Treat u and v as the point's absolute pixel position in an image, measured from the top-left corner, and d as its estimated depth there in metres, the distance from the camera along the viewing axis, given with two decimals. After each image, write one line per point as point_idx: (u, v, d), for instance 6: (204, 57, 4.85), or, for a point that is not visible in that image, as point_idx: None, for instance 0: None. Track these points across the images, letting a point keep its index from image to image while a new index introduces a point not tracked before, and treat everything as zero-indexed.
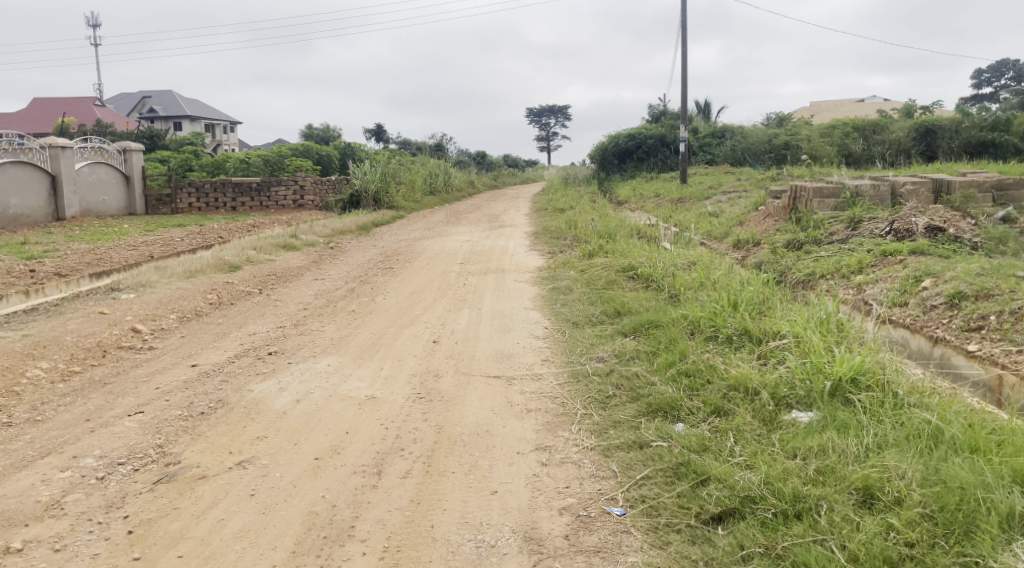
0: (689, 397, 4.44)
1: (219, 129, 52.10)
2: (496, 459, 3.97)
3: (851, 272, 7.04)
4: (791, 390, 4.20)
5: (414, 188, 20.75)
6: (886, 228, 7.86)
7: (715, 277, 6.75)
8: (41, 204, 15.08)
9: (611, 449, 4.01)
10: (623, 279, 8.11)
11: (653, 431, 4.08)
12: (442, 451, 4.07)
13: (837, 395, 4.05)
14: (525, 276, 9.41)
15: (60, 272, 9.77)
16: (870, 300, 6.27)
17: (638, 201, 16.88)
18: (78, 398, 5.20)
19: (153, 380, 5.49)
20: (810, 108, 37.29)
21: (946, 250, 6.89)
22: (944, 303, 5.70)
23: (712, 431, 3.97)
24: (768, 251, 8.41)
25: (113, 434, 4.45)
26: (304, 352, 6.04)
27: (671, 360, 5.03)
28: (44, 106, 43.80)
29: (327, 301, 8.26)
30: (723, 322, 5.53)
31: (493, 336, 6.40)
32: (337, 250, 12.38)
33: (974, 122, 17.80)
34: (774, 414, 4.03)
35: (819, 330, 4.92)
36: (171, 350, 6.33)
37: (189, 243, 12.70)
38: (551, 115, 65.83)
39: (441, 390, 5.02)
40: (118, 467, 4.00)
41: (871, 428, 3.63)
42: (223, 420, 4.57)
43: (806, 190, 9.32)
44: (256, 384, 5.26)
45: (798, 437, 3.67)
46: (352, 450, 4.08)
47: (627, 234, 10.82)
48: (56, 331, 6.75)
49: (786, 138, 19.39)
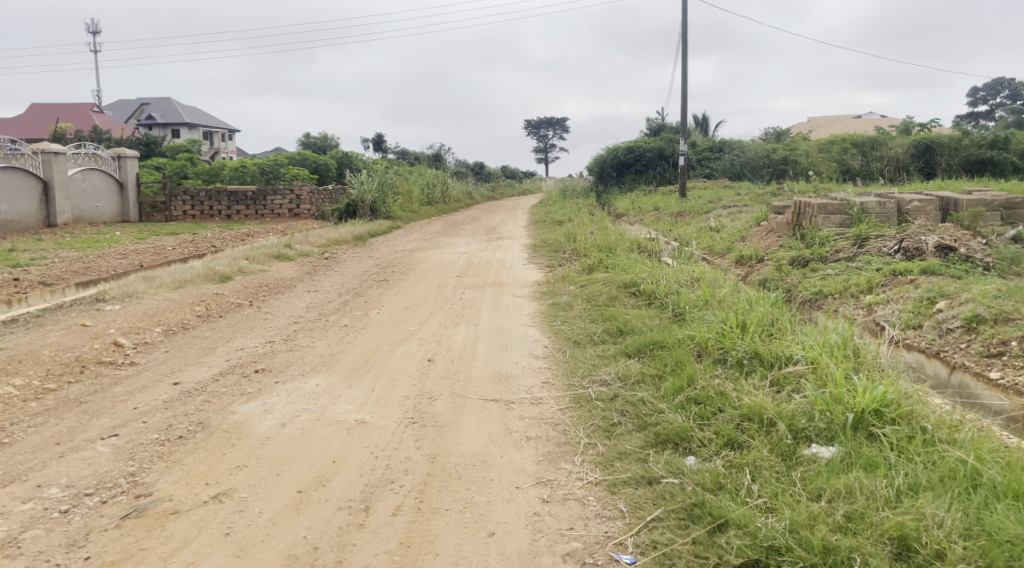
0: (700, 427, 4.15)
1: (217, 137, 52.02)
2: (494, 495, 3.68)
3: (861, 292, 6.77)
4: (810, 421, 3.90)
5: (410, 198, 20.51)
6: (895, 245, 7.62)
7: (721, 297, 6.48)
8: (32, 210, 14.76)
9: (618, 485, 3.72)
10: (624, 296, 7.82)
11: (662, 466, 3.80)
12: (435, 485, 3.78)
13: (860, 429, 3.77)
14: (523, 290, 9.15)
15: (45, 281, 9.46)
16: (882, 322, 6.01)
17: (637, 214, 16.68)
18: (50, 418, 4.89)
19: (132, 399, 5.18)
20: (807, 124, 37.21)
21: (959, 270, 6.65)
22: (962, 327, 5.44)
23: (726, 467, 3.69)
24: (773, 268, 8.17)
25: (83, 460, 4.15)
26: (292, 371, 5.75)
27: (679, 386, 4.73)
28: (40, 111, 43.61)
29: (319, 315, 7.97)
30: (732, 344, 5.25)
31: (490, 355, 6.12)
32: (331, 261, 12.08)
33: (974, 140, 17.60)
34: (793, 448, 3.74)
35: (835, 356, 4.66)
36: (153, 367, 6.03)
37: (180, 252, 12.38)
38: (548, 127, 65.81)
39: (436, 414, 4.73)
40: (84, 498, 3.71)
41: (901, 467, 3.37)
42: (202, 446, 4.27)
43: (810, 205, 9.02)
44: (239, 405, 4.96)
45: (821, 476, 3.41)
46: (337, 482, 3.80)
47: (628, 248, 10.56)
48: (34, 345, 6.44)
49: (785, 153, 19.23)
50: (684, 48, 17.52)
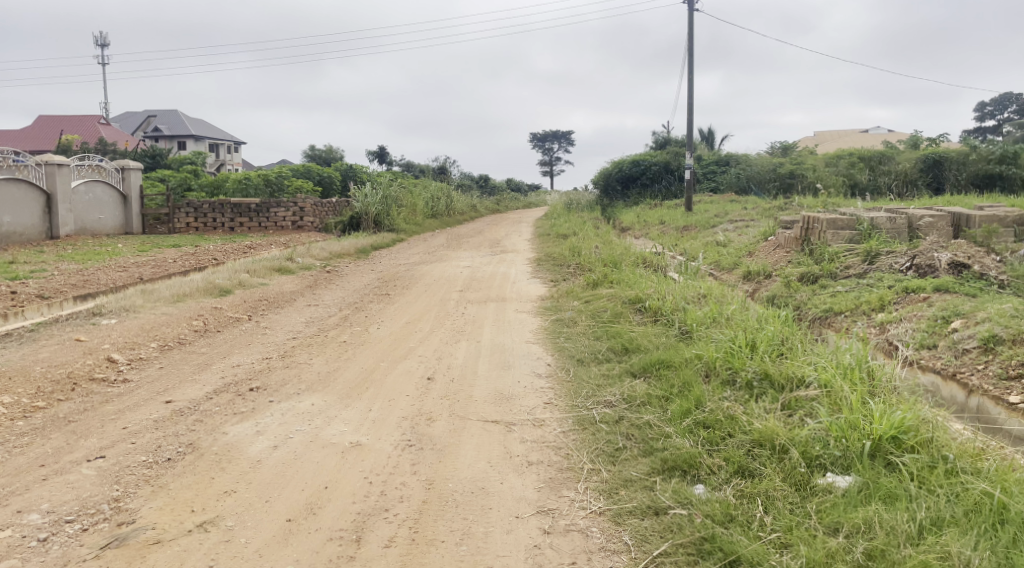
0: (709, 453, 3.97)
1: (224, 149, 52.15)
2: (493, 524, 3.52)
3: (873, 310, 6.59)
4: (825, 449, 3.73)
5: (415, 211, 20.40)
6: (907, 262, 7.44)
7: (729, 315, 6.31)
8: (35, 222, 14.67)
9: (623, 515, 3.56)
10: (630, 312, 7.62)
11: (670, 495, 3.63)
12: (431, 513, 3.62)
13: (877, 457, 3.60)
14: (527, 305, 8.99)
15: (43, 294, 9.33)
16: (895, 341, 5.82)
17: (642, 228, 16.55)
18: (37, 438, 4.73)
19: (122, 419, 5.02)
20: (814, 138, 37.12)
21: (973, 288, 6.46)
22: (979, 348, 5.25)
23: (737, 497, 3.54)
24: (781, 284, 8.02)
25: (66, 483, 3.99)
26: (288, 389, 5.57)
27: (687, 408, 4.55)
28: (47, 123, 43.76)
29: (318, 330, 7.81)
30: (741, 365, 5.06)
31: (492, 373, 5.95)
32: (334, 274, 11.96)
33: (982, 155, 17.28)
34: (806, 477, 3.58)
35: (849, 379, 4.48)
36: (146, 384, 5.87)
37: (180, 265, 12.26)
38: (553, 141, 65.89)
39: (434, 437, 4.55)
40: (64, 526, 3.56)
41: (922, 500, 3.24)
42: (190, 469, 4.10)
43: (819, 221, 8.87)
44: (231, 425, 4.80)
45: (838, 510, 3.28)
46: (330, 510, 3.65)
47: (633, 263, 10.39)
48: (25, 361, 6.29)
49: (791, 167, 19.05)
50: (689, 62, 17.43)
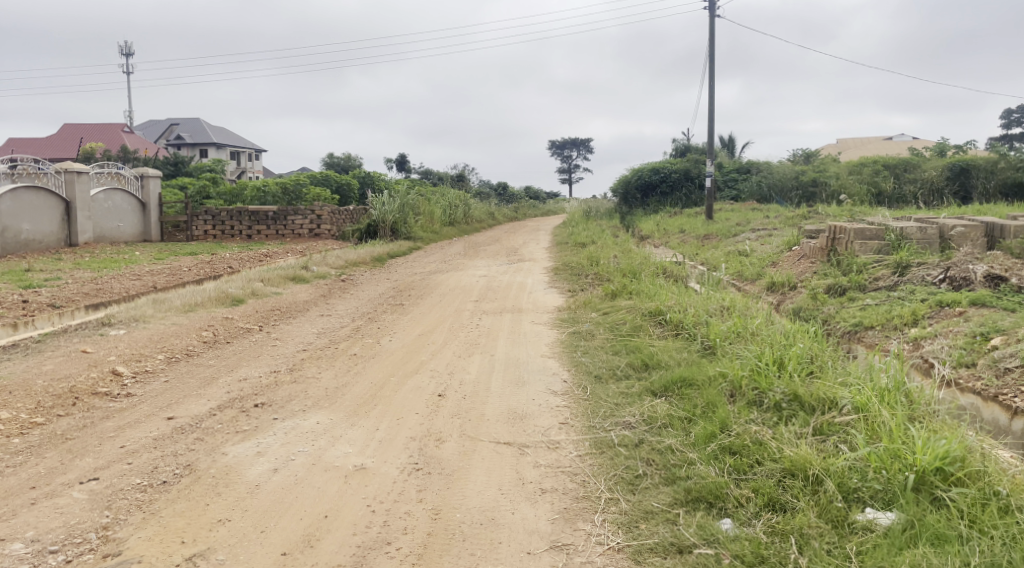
0: (736, 483, 3.69)
1: (245, 157, 52.50)
2: (501, 562, 3.28)
3: (905, 324, 6.25)
4: (864, 481, 3.45)
5: (432, 219, 20.20)
6: (940, 275, 7.07)
7: (755, 330, 6.00)
8: (53, 229, 14.63)
9: (643, 553, 3.31)
10: (650, 325, 7.31)
11: (694, 530, 3.38)
12: (437, 547, 3.39)
13: (922, 491, 3.31)
14: (544, 316, 8.74)
15: (54, 303, 9.21)
16: (931, 359, 5.48)
17: (661, 237, 16.23)
18: (31, 457, 4.54)
19: (121, 437, 4.82)
20: (837, 145, 36.69)
21: (1012, 301, 6.10)
22: (1021, 367, 4.90)
23: (768, 534, 3.28)
24: (808, 296, 7.70)
25: (55, 508, 3.79)
26: (293, 406, 5.35)
27: (711, 432, 4.26)
28: (70, 131, 44.22)
29: (329, 342, 7.60)
30: (769, 385, 4.76)
31: (505, 390, 5.69)
32: (348, 283, 11.76)
33: (1010, 163, 16.88)
34: (844, 512, 3.32)
35: (886, 402, 4.17)
36: (149, 399, 5.67)
37: (195, 274, 12.14)
38: (573, 149, 65.63)
39: (443, 460, 4.31)
40: (47, 557, 3.37)
41: (975, 544, 2.99)
42: (185, 495, 3.88)
43: (846, 231, 8.53)
44: (231, 445, 4.58)
45: (880, 552, 3.04)
46: (329, 542, 3.43)
47: (653, 272, 10.09)
48: (28, 374, 6.13)
49: (813, 176, 18.66)
50: (709, 69, 17.16)
